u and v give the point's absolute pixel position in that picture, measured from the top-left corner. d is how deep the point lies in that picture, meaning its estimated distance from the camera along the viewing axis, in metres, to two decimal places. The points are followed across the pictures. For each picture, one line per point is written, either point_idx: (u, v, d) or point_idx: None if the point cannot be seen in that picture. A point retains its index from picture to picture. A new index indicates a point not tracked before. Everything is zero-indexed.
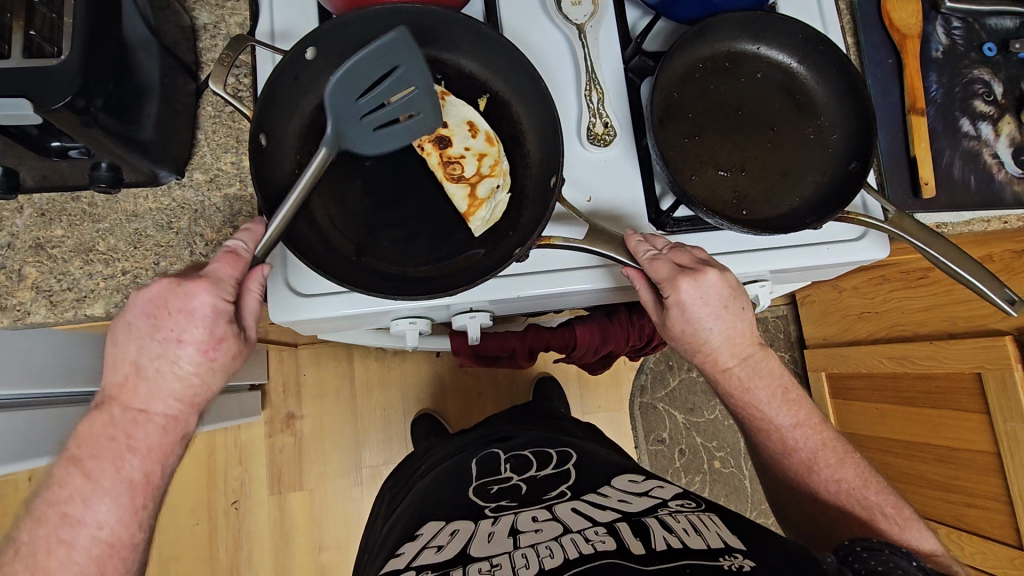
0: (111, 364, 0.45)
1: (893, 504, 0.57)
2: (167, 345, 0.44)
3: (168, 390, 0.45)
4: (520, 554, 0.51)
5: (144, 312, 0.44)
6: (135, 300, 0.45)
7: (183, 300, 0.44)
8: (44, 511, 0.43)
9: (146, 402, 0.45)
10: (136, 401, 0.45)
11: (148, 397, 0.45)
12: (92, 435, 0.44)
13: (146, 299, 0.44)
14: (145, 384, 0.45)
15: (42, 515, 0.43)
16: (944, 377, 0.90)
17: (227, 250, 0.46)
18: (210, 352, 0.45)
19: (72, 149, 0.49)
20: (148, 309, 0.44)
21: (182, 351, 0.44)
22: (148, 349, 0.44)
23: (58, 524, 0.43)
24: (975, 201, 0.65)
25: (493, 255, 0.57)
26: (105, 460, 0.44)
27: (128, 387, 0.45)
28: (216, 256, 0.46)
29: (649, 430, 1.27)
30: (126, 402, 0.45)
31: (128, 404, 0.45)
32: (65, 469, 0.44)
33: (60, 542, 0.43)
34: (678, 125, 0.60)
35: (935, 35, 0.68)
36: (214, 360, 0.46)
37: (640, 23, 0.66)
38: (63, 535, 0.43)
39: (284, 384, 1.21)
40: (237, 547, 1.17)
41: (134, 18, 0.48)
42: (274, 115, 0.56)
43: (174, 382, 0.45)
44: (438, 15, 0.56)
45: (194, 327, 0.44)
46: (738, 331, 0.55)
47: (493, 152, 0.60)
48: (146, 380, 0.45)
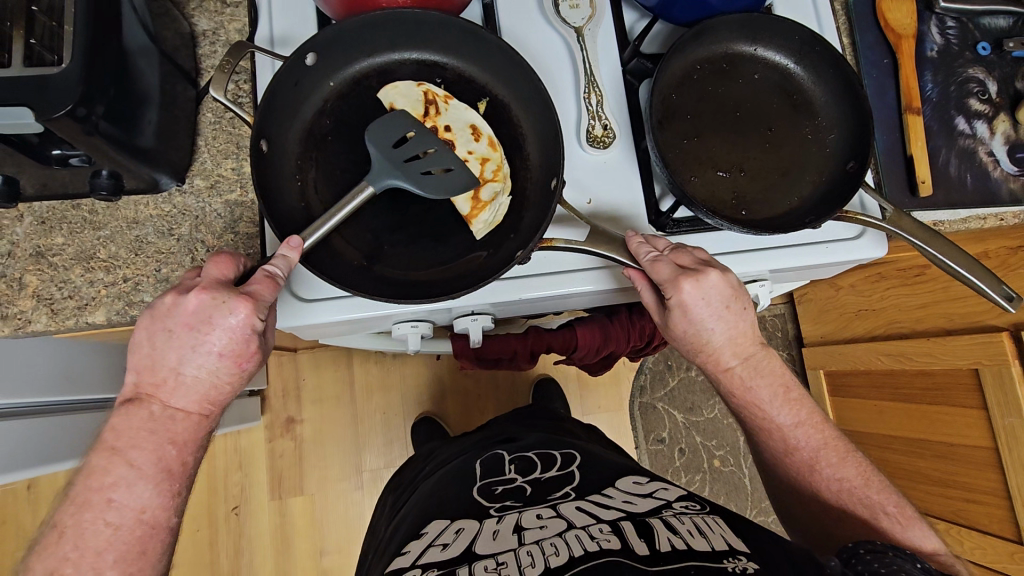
0: (148, 363, 0.44)
1: (896, 502, 0.57)
2: (210, 356, 0.44)
3: (202, 392, 0.45)
4: (524, 552, 0.52)
5: (186, 323, 0.44)
6: (176, 308, 0.44)
7: (228, 316, 0.44)
8: (87, 495, 0.42)
9: (181, 402, 0.45)
10: (174, 399, 0.44)
11: (183, 396, 0.44)
12: (132, 426, 0.43)
13: (187, 311, 0.44)
14: (180, 388, 0.44)
15: (86, 498, 0.42)
16: (942, 373, 0.90)
17: (266, 274, 0.46)
18: (245, 363, 0.46)
19: (72, 157, 0.49)
20: (189, 319, 0.44)
21: (220, 363, 0.45)
22: (189, 358, 0.44)
23: (103, 508, 0.42)
24: (972, 198, 0.65)
25: (496, 257, 0.57)
26: (123, 466, 0.43)
27: (165, 388, 0.44)
28: (253, 277, 0.46)
29: (648, 430, 1.27)
30: (164, 398, 0.44)
31: (165, 402, 0.44)
32: (106, 458, 0.42)
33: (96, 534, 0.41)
34: (678, 127, 0.60)
35: (930, 35, 0.69)
36: (246, 371, 0.46)
37: (638, 26, 0.66)
38: (110, 518, 0.41)
39: (284, 388, 1.21)
40: (238, 552, 1.17)
41: (135, 26, 0.49)
42: (275, 120, 0.56)
43: (212, 386, 0.45)
44: (438, 20, 0.56)
45: (235, 341, 0.44)
46: (740, 332, 0.55)
47: (496, 157, 0.60)
48: (183, 384, 0.44)
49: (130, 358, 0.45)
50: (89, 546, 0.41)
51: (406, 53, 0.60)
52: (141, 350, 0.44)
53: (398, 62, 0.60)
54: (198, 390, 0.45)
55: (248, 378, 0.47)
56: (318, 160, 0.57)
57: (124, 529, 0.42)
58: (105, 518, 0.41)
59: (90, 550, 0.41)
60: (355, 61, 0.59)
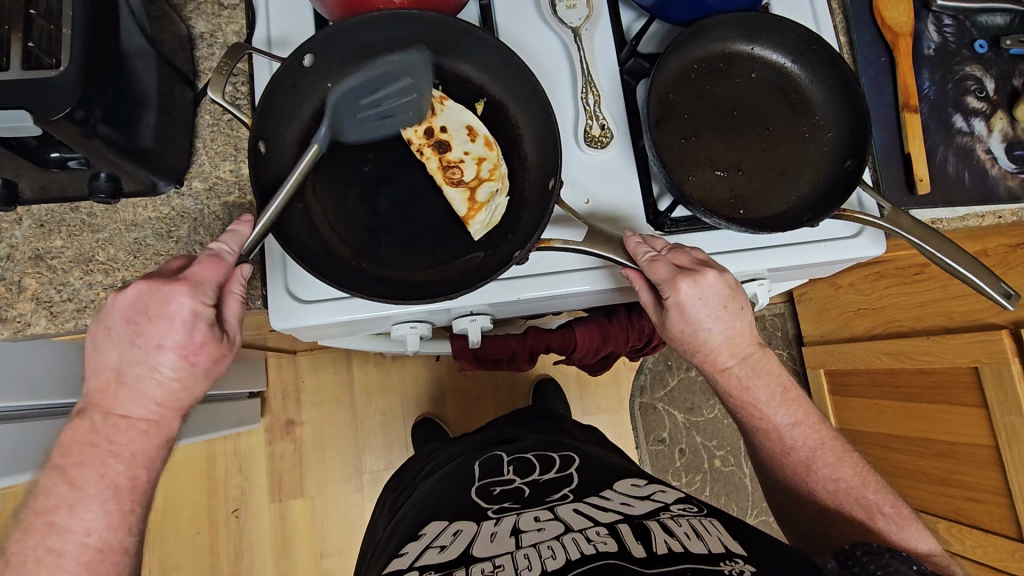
0: (95, 369, 0.45)
1: (892, 503, 0.58)
2: (148, 353, 0.44)
3: (148, 394, 0.45)
4: (522, 554, 0.52)
5: (124, 318, 0.44)
6: (114, 305, 0.44)
7: (164, 306, 0.44)
8: (34, 520, 0.43)
9: (127, 407, 0.45)
10: (118, 405, 0.45)
11: (129, 400, 0.45)
12: (75, 446, 0.44)
13: (124, 307, 0.44)
14: (127, 389, 0.45)
15: (32, 525, 0.43)
16: (942, 372, 0.90)
17: (210, 254, 0.46)
18: (191, 357, 0.45)
19: (71, 159, 0.49)
20: (127, 316, 0.44)
21: (162, 359, 0.44)
22: (129, 356, 0.44)
23: (46, 533, 0.43)
24: (969, 196, 0.65)
25: (493, 258, 0.57)
26: None
27: (111, 392, 0.45)
28: (198, 258, 0.46)
29: (648, 430, 1.27)
30: (108, 406, 0.45)
31: (110, 409, 0.45)
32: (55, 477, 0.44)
33: (43, 561, 0.43)
34: (675, 126, 0.60)
35: (927, 33, 0.69)
36: (196, 365, 0.46)
37: (635, 26, 0.66)
38: (51, 543, 0.43)
39: (283, 390, 1.22)
40: (238, 555, 1.17)
41: (133, 29, 0.49)
42: (273, 121, 0.56)
43: (156, 387, 0.45)
44: (436, 21, 0.56)
45: (173, 333, 0.44)
46: (737, 331, 0.55)
47: (492, 157, 0.61)
48: (127, 385, 0.45)
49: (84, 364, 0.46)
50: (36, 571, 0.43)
51: None
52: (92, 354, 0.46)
53: None
54: (146, 391, 0.45)
55: (202, 373, 0.47)
56: None
57: (69, 554, 0.43)
58: (48, 543, 0.43)
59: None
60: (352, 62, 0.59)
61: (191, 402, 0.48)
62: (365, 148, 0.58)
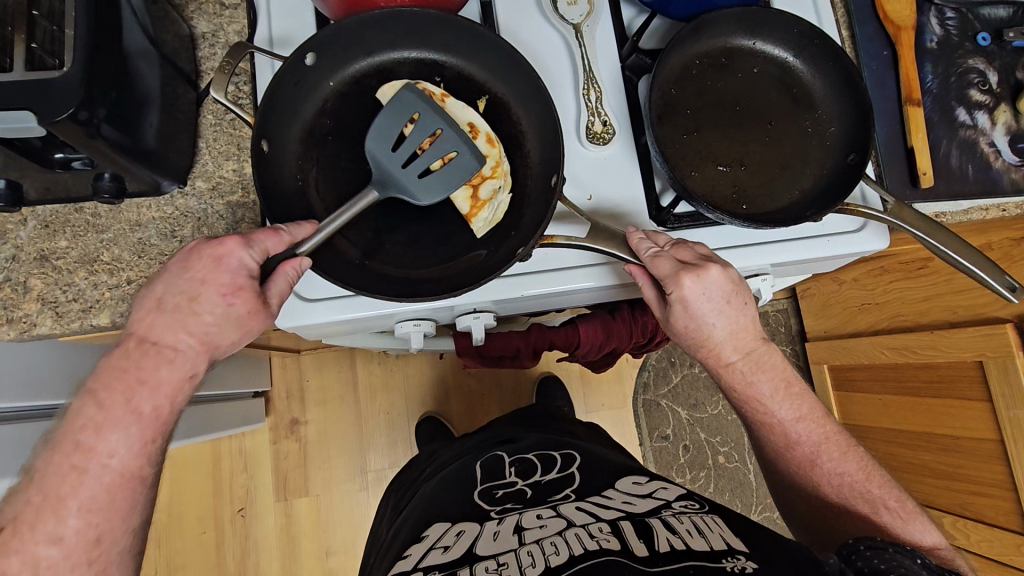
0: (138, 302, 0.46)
1: (896, 497, 0.58)
2: (191, 285, 0.45)
3: (184, 324, 0.45)
4: (525, 552, 0.52)
5: (180, 259, 0.46)
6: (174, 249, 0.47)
7: (215, 248, 0.45)
8: (60, 437, 0.42)
9: (160, 335, 0.45)
10: (152, 333, 0.45)
11: (164, 328, 0.45)
12: (110, 368, 0.44)
13: (182, 249, 0.47)
14: (164, 318, 0.45)
15: (59, 442, 0.42)
16: (946, 366, 0.90)
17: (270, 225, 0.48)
18: (229, 296, 0.45)
19: (75, 160, 0.49)
20: (182, 255, 0.46)
21: (203, 291, 0.45)
22: (174, 287, 0.45)
23: (71, 451, 0.41)
24: (973, 189, 0.65)
25: (495, 255, 0.57)
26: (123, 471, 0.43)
27: (147, 321, 0.45)
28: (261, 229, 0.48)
29: (652, 427, 1.27)
30: (143, 333, 0.45)
31: (144, 336, 0.45)
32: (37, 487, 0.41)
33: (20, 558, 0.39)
34: (677, 122, 0.60)
35: (929, 26, 0.69)
36: (231, 305, 0.45)
37: (636, 22, 0.66)
38: (75, 462, 0.41)
39: (287, 390, 1.22)
40: (244, 554, 1.17)
41: (135, 29, 0.49)
42: (275, 120, 0.56)
43: (190, 317, 0.45)
44: (436, 18, 0.56)
45: (219, 270, 0.45)
46: (742, 326, 0.54)
47: (494, 154, 0.59)
48: (164, 314, 0.45)
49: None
50: (57, 491, 0.41)
51: (405, 52, 0.60)
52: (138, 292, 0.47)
53: (396, 61, 0.60)
54: (178, 330, 0.45)
55: (234, 317, 0.46)
56: (319, 160, 0.58)
57: (92, 474, 0.41)
58: (72, 462, 0.41)
59: (56, 495, 0.40)
60: (353, 60, 0.59)
61: (220, 348, 0.47)
62: None
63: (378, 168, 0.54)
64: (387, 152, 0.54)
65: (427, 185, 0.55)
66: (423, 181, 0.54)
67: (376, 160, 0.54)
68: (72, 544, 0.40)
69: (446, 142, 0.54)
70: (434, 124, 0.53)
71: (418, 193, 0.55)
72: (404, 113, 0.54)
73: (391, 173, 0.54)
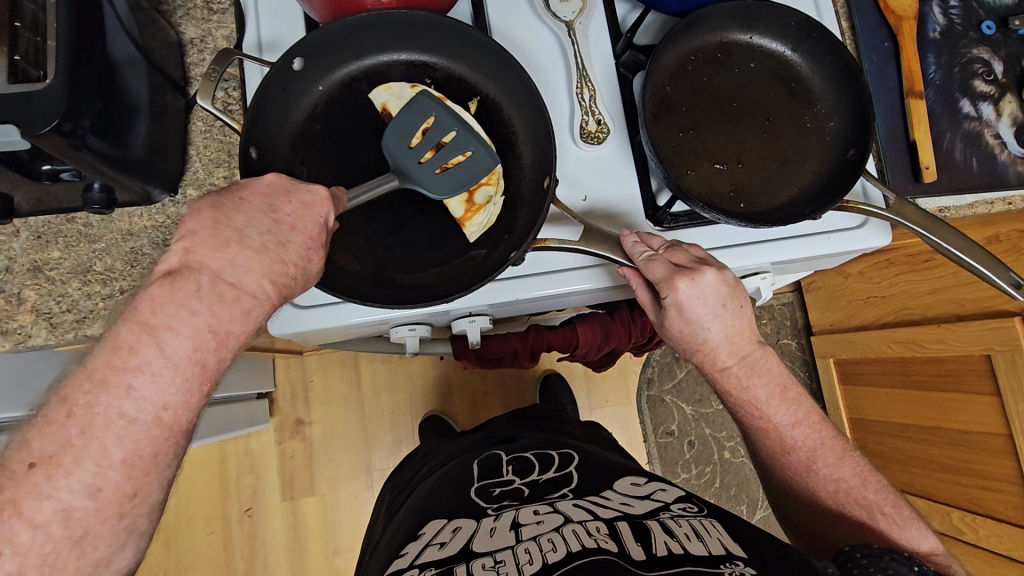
0: (207, 227, 0.40)
1: (893, 503, 0.57)
2: (281, 228, 0.42)
3: (269, 268, 0.41)
4: (522, 549, 0.52)
5: (261, 195, 0.43)
6: (249, 182, 0.43)
7: (308, 196, 0.44)
8: (106, 375, 0.35)
9: (238, 276, 0.39)
10: (229, 271, 0.39)
11: (244, 269, 0.40)
12: (173, 302, 0.37)
13: (262, 185, 0.44)
14: (245, 255, 0.40)
15: (103, 377, 0.35)
16: (954, 360, 0.88)
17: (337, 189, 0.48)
18: (311, 251, 0.44)
19: (63, 171, 0.49)
20: (262, 192, 0.43)
21: (291, 238, 0.42)
22: (258, 224, 0.41)
23: (116, 394, 0.35)
24: (978, 183, 0.64)
25: (490, 258, 0.57)
26: None
27: (222, 254, 0.39)
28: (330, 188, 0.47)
29: (657, 423, 1.26)
30: (216, 269, 0.39)
31: (217, 272, 0.39)
32: None
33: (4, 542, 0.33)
34: (672, 119, 0.59)
35: (932, 15, 0.67)
36: (310, 261, 0.44)
37: (630, 17, 0.65)
38: None
39: (292, 391, 1.22)
40: (253, 552, 1.18)
41: (120, 37, 0.48)
42: (263, 126, 0.55)
43: (276, 262, 0.41)
44: (425, 19, 0.55)
45: (308, 219, 0.44)
46: (737, 330, 0.54)
47: None
48: (249, 252, 0.40)
49: (186, 223, 0.40)
50: (97, 437, 0.34)
51: (395, 54, 0.60)
52: (202, 217, 0.40)
53: (387, 63, 0.60)
54: (258, 270, 0.40)
55: (307, 273, 0.43)
56: (310, 164, 0.57)
57: (135, 424, 0.35)
58: (116, 407, 0.35)
59: (97, 440, 0.34)
60: (343, 63, 0.59)
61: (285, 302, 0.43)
62: (358, 151, 0.58)
63: (394, 161, 0.54)
64: (404, 148, 0.54)
65: (441, 183, 0.54)
66: (440, 179, 0.54)
67: (393, 154, 0.54)
68: (107, 496, 0.34)
69: (462, 141, 0.54)
70: (450, 125, 0.55)
71: (434, 189, 0.54)
72: (420, 115, 0.55)
73: (408, 165, 0.53)
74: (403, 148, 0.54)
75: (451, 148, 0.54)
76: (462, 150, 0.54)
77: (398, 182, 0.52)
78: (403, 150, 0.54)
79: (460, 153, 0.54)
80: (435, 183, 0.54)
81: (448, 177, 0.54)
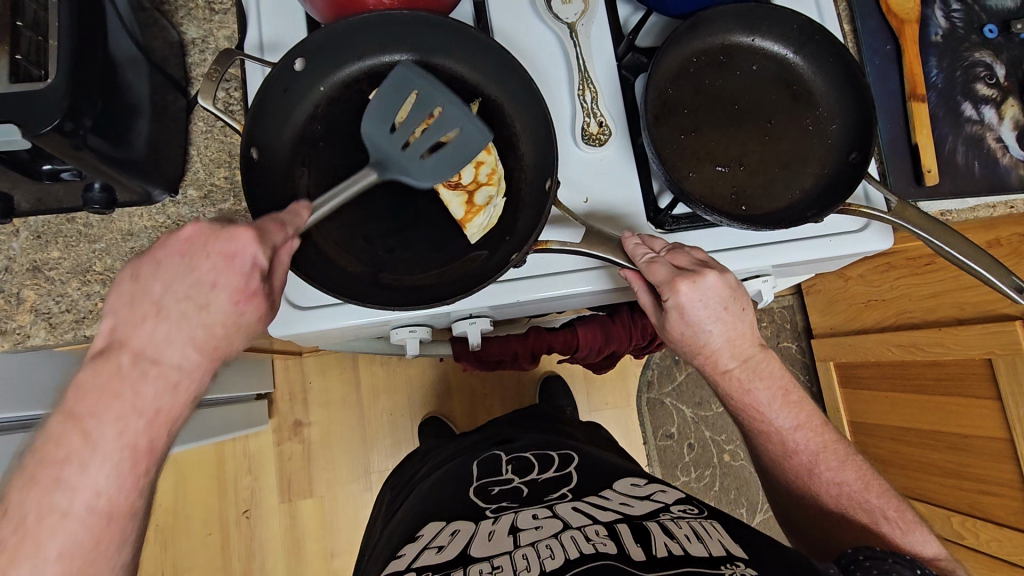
0: (126, 303, 0.38)
1: (896, 507, 0.57)
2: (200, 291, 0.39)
3: (191, 335, 0.39)
4: (520, 554, 0.51)
5: (178, 253, 0.39)
6: (168, 238, 0.40)
7: (226, 245, 0.40)
8: None
9: (160, 350, 0.38)
10: (149, 349, 0.38)
11: (164, 342, 0.38)
12: (100, 386, 0.36)
13: (180, 239, 0.40)
14: (167, 327, 0.38)
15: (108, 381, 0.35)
16: (954, 364, 0.88)
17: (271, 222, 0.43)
18: (242, 303, 0.40)
19: (64, 171, 0.49)
20: (180, 248, 0.40)
21: (214, 296, 0.39)
22: (176, 289, 0.39)
23: None
24: (979, 187, 0.64)
25: (491, 260, 0.57)
26: None
27: (142, 330, 0.38)
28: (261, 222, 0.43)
29: (657, 426, 1.26)
30: (140, 346, 0.38)
31: (140, 351, 0.38)
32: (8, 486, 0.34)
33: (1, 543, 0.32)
34: (674, 121, 0.59)
35: (934, 18, 0.67)
36: (242, 314, 0.41)
37: (633, 19, 0.65)
38: None
39: (290, 392, 1.22)
40: (251, 554, 1.18)
41: (121, 37, 0.48)
42: (265, 128, 0.55)
43: (198, 328, 0.39)
44: (427, 20, 0.55)
45: (231, 273, 0.40)
46: (739, 333, 0.53)
47: (490, 160, 0.58)
48: (168, 323, 0.38)
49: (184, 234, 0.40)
50: None
51: (397, 55, 0.59)
52: (121, 291, 0.39)
53: (388, 64, 0.60)
54: (180, 344, 0.38)
55: (244, 326, 0.41)
56: (311, 164, 0.57)
57: None
58: None
59: None
60: (345, 64, 0.58)
61: (226, 360, 0.42)
62: (359, 151, 0.58)
63: (376, 150, 0.54)
64: (386, 134, 0.54)
65: (429, 166, 0.55)
66: (428, 159, 0.54)
67: (372, 142, 0.54)
68: None
69: (449, 116, 0.53)
70: (435, 99, 0.52)
71: (422, 176, 0.55)
72: (405, 91, 0.53)
73: (389, 152, 0.54)
74: (385, 134, 0.54)
75: (438, 124, 0.53)
76: (451, 125, 0.53)
77: (375, 176, 0.53)
78: (392, 142, 0.53)
79: (443, 133, 0.54)
80: (422, 163, 0.54)
81: (438, 157, 0.54)
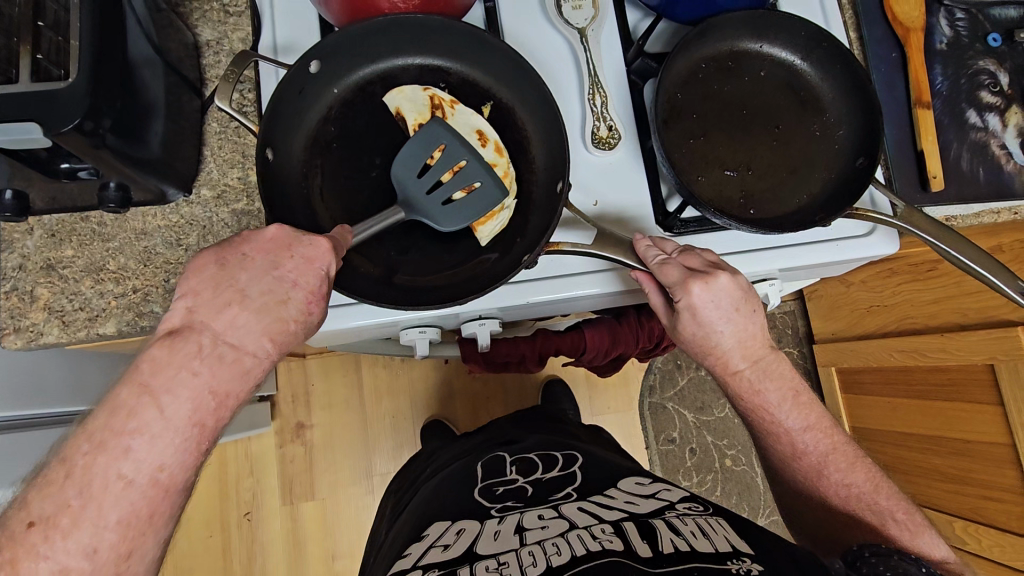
0: (209, 287, 0.42)
1: (905, 509, 0.57)
2: (282, 286, 0.43)
3: (267, 327, 0.42)
4: (526, 552, 0.52)
5: (262, 250, 0.43)
6: (253, 236, 0.44)
7: (308, 248, 0.44)
8: None
9: (239, 336, 0.41)
10: (230, 334, 0.41)
11: (243, 329, 0.41)
12: (174, 364, 0.39)
13: (264, 238, 0.44)
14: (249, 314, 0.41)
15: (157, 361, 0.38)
16: (958, 369, 0.89)
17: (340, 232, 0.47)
18: (312, 303, 0.44)
19: (82, 170, 0.49)
20: (263, 246, 0.44)
21: (293, 293, 0.43)
22: (259, 282, 0.42)
23: None
24: (984, 193, 0.64)
25: (502, 261, 0.57)
26: None
27: (223, 316, 0.41)
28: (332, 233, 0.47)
29: (659, 431, 1.26)
30: (217, 330, 0.41)
31: (219, 334, 0.41)
32: None
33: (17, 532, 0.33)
34: (683, 126, 0.60)
35: (939, 27, 0.68)
36: (311, 313, 0.44)
37: (642, 25, 0.65)
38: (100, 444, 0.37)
39: (293, 394, 1.22)
40: (251, 557, 1.17)
41: (139, 38, 0.49)
42: (280, 129, 0.56)
43: (275, 319, 0.42)
44: (441, 24, 0.56)
45: (310, 273, 0.44)
46: (750, 334, 0.54)
47: (503, 163, 0.59)
48: (248, 312, 0.42)
49: None
50: None
51: (410, 58, 0.60)
52: (205, 274, 0.42)
53: (401, 67, 0.60)
54: (257, 332, 0.42)
55: (309, 326, 0.44)
56: (324, 166, 0.58)
57: None
58: None
59: None
60: (358, 67, 0.59)
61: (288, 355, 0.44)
62: (371, 154, 0.58)
63: (404, 192, 0.54)
64: (413, 178, 0.54)
65: (448, 214, 0.55)
66: (447, 209, 0.54)
67: (401, 183, 0.54)
68: None
69: (471, 171, 0.55)
70: (461, 153, 0.55)
71: (440, 222, 0.55)
72: (432, 142, 0.54)
73: (418, 197, 0.54)
74: (413, 178, 0.54)
75: (460, 178, 0.55)
76: (472, 180, 0.55)
77: (404, 215, 0.53)
78: (420, 186, 0.54)
79: (462, 187, 0.55)
80: (442, 212, 0.55)
81: (455, 206, 0.54)
